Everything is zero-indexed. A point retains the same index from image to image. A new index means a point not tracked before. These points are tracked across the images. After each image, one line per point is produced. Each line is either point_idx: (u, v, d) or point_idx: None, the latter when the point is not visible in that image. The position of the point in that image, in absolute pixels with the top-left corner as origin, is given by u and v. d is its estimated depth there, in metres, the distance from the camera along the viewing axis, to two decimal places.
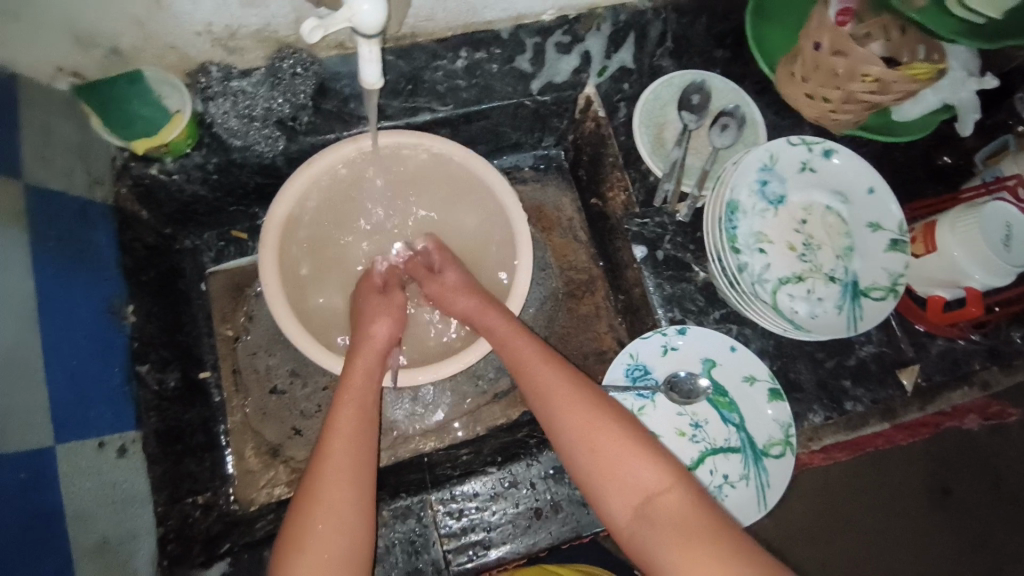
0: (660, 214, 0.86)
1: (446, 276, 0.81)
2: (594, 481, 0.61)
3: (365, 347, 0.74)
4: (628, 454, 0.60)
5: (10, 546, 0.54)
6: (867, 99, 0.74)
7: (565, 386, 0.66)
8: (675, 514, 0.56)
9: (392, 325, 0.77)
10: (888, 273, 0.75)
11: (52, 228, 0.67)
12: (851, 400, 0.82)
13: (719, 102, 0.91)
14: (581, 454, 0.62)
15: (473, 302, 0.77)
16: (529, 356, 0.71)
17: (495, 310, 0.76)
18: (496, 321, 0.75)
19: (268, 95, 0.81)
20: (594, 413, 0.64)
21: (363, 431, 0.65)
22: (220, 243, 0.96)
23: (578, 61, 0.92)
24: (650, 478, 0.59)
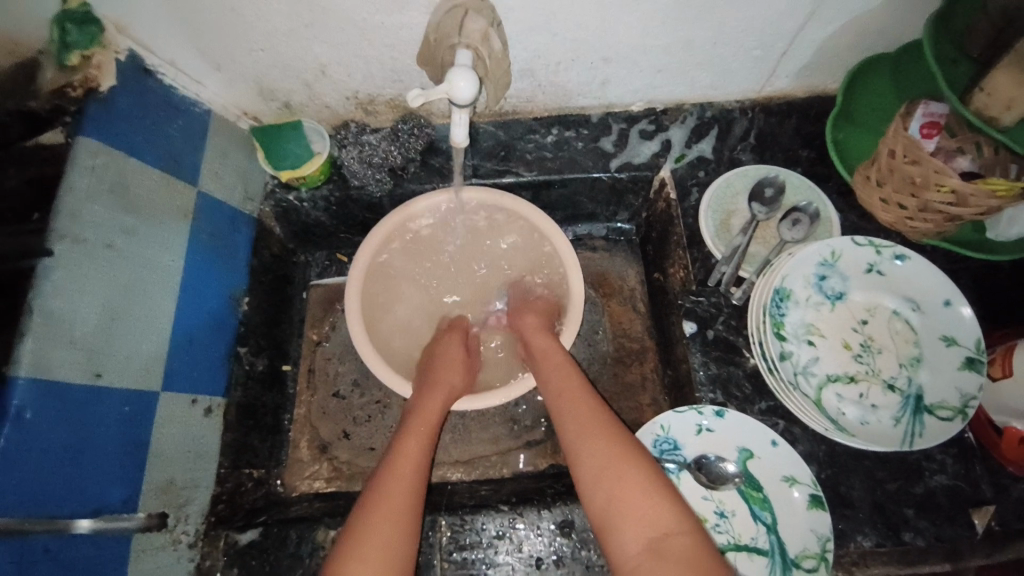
0: (716, 293, 0.86)
1: (525, 319, 0.89)
2: (609, 516, 0.65)
3: (441, 386, 0.84)
4: (642, 493, 0.65)
5: (110, 459, 0.67)
6: (944, 209, 0.73)
7: (593, 422, 0.73)
8: (684, 555, 0.60)
9: (463, 377, 0.87)
10: (960, 393, 0.69)
11: (209, 224, 0.87)
12: (910, 532, 0.72)
13: (792, 196, 0.93)
14: (605, 486, 0.67)
15: (531, 330, 0.88)
16: (573, 390, 0.78)
17: (554, 339, 0.86)
18: (549, 355, 0.84)
19: (387, 148, 0.99)
20: (618, 453, 0.69)
21: (427, 443, 0.78)
22: (326, 261, 1.13)
23: (658, 147, 1.01)
24: (664, 520, 0.63)
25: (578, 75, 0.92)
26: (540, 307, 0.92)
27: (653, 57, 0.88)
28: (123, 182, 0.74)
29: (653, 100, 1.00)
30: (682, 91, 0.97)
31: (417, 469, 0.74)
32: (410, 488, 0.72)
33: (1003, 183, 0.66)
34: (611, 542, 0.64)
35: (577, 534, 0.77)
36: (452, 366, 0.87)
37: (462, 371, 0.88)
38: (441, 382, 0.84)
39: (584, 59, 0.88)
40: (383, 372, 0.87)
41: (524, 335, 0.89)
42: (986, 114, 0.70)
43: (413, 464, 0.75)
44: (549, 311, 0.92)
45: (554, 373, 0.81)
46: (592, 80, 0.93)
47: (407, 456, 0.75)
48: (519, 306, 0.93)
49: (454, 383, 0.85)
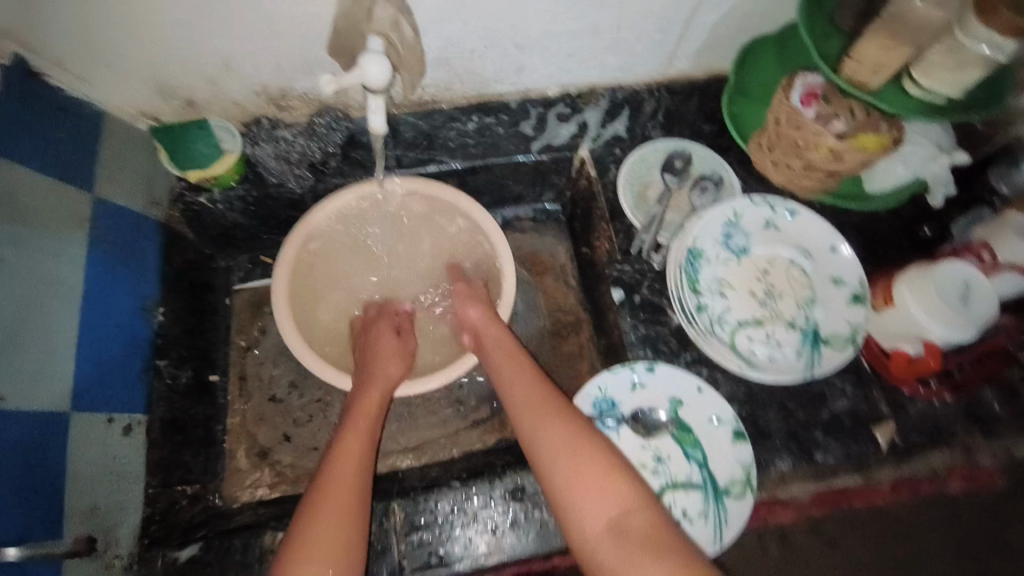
0: (638, 262, 0.93)
1: (470, 312, 0.89)
2: (571, 500, 0.66)
3: (377, 377, 0.83)
4: (601, 473, 0.66)
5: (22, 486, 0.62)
6: (824, 166, 0.83)
7: (547, 407, 0.74)
8: (646, 530, 0.61)
9: (399, 365, 0.86)
10: (849, 325, 0.78)
11: (113, 235, 0.82)
12: (821, 451, 0.81)
13: (698, 167, 1.00)
14: (564, 468, 0.68)
15: (481, 314, 0.88)
16: (521, 378, 0.80)
17: (502, 329, 0.87)
18: (495, 340, 0.86)
19: (305, 143, 0.97)
20: (572, 434, 0.70)
21: (370, 443, 0.77)
22: (249, 265, 1.09)
23: (576, 129, 1.06)
24: (624, 496, 0.64)
25: (493, 62, 0.94)
26: (482, 296, 0.91)
27: (563, 43, 0.93)
28: (11, 192, 0.68)
29: (568, 84, 1.04)
30: (593, 74, 1.02)
31: (362, 463, 0.74)
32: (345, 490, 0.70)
33: (873, 138, 0.78)
34: (575, 526, 0.65)
35: (528, 498, 0.79)
36: (386, 359, 0.86)
37: (399, 359, 0.87)
38: (376, 376, 0.84)
39: (498, 47, 0.91)
40: (318, 368, 0.86)
41: (473, 326, 0.89)
42: (857, 79, 0.78)
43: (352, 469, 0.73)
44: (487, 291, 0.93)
45: (504, 363, 0.83)
46: (508, 67, 0.96)
47: (345, 457, 0.74)
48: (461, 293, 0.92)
49: (389, 374, 0.84)
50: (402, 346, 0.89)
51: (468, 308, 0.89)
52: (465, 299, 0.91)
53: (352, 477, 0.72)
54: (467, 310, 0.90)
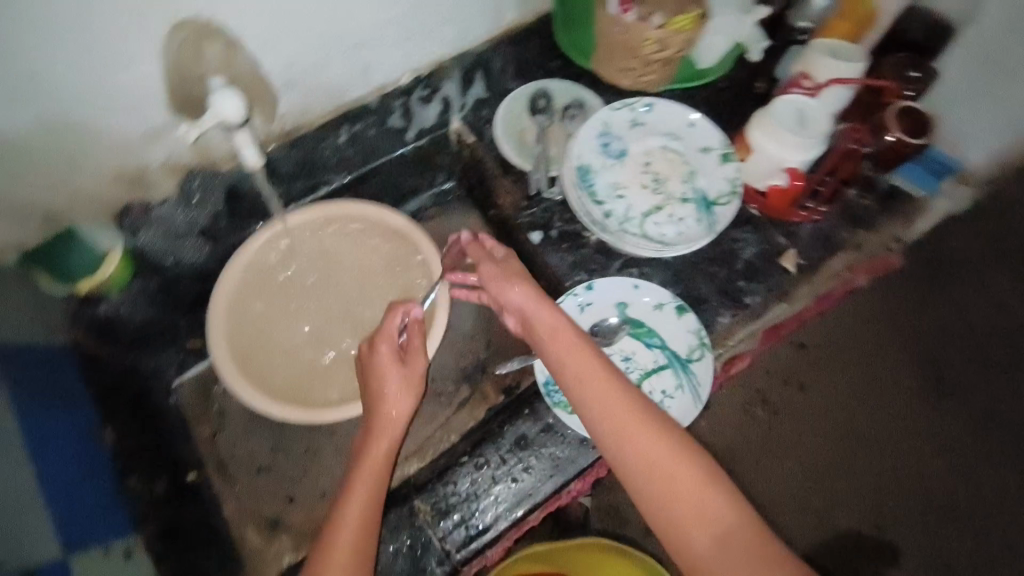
0: (542, 200, 1.00)
1: (515, 291, 0.78)
2: (670, 517, 0.61)
3: (384, 420, 0.76)
4: (699, 487, 0.61)
5: None
6: (657, 56, 0.92)
7: (626, 414, 0.66)
8: (753, 546, 0.58)
9: (405, 395, 0.77)
10: (728, 181, 0.89)
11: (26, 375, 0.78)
12: (748, 295, 0.92)
13: (561, 99, 1.07)
14: (658, 484, 0.62)
15: (530, 295, 0.77)
16: (589, 376, 0.70)
17: (556, 309, 0.76)
18: (548, 329, 0.75)
19: (185, 212, 0.94)
20: (660, 442, 0.64)
21: (377, 485, 0.72)
22: (180, 355, 1.05)
23: (440, 107, 1.09)
24: (724, 510, 0.60)
25: (339, 70, 0.95)
26: (513, 268, 0.81)
27: (393, 32, 0.95)
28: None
29: (417, 68, 1.04)
30: (436, 49, 1.03)
31: (364, 517, 0.69)
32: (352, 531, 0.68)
33: (685, 17, 0.87)
34: (676, 543, 0.60)
35: (532, 443, 0.85)
36: (390, 389, 0.77)
37: (403, 389, 0.78)
38: (379, 416, 0.76)
39: (336, 50, 0.91)
40: (281, 409, 0.87)
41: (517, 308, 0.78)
42: None
43: (363, 514, 0.69)
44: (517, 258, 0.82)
45: (565, 363, 0.72)
46: (354, 71, 0.97)
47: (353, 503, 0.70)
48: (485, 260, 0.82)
49: (396, 415, 0.76)
50: (407, 371, 0.79)
51: (512, 286, 0.78)
52: (501, 283, 0.79)
53: (361, 522, 0.69)
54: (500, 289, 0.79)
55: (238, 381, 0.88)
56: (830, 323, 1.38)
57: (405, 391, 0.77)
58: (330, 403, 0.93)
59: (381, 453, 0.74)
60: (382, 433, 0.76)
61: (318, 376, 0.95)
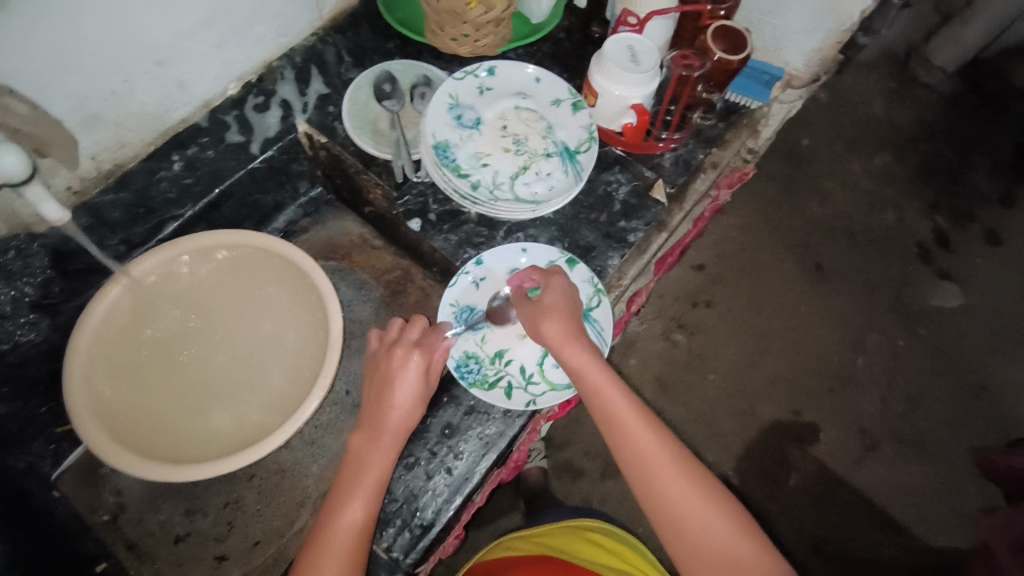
0: (413, 186, 0.96)
1: (547, 326, 0.75)
2: (685, 548, 0.65)
3: (388, 431, 0.73)
4: (716, 521, 0.65)
5: None
6: (484, 20, 0.90)
7: (658, 455, 0.68)
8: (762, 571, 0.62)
9: (415, 412, 0.74)
10: (584, 128, 0.90)
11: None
12: (632, 233, 0.94)
13: (406, 79, 1.03)
14: (678, 519, 0.65)
15: (560, 330, 0.75)
16: (620, 416, 0.70)
17: (584, 340, 0.75)
18: (582, 364, 0.73)
19: (7, 288, 0.81)
20: (681, 476, 0.67)
21: (375, 501, 0.70)
22: (52, 446, 0.90)
23: (281, 110, 1.01)
24: (735, 543, 0.64)
25: (149, 93, 0.86)
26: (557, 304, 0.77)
27: (201, 38, 0.87)
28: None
29: (242, 74, 0.99)
30: (258, 53, 0.99)
31: (358, 537, 0.68)
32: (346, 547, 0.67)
33: None
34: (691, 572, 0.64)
35: (459, 429, 0.83)
36: (405, 399, 0.73)
37: (417, 405, 0.74)
38: (387, 429, 0.73)
39: (138, 74, 0.82)
40: (159, 472, 0.72)
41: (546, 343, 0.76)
42: None
43: (355, 532, 0.68)
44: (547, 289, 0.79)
45: (591, 389, 0.72)
46: (167, 90, 0.88)
47: (350, 520, 0.68)
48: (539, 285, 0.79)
49: (397, 424, 0.73)
50: (429, 377, 0.76)
51: (544, 321, 0.76)
52: (539, 317, 0.76)
53: (354, 542, 0.68)
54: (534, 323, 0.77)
55: (97, 430, 0.73)
56: (716, 245, 1.50)
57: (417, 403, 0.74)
58: (216, 436, 0.83)
59: (381, 469, 0.71)
60: (384, 443, 0.72)
61: (199, 414, 0.85)
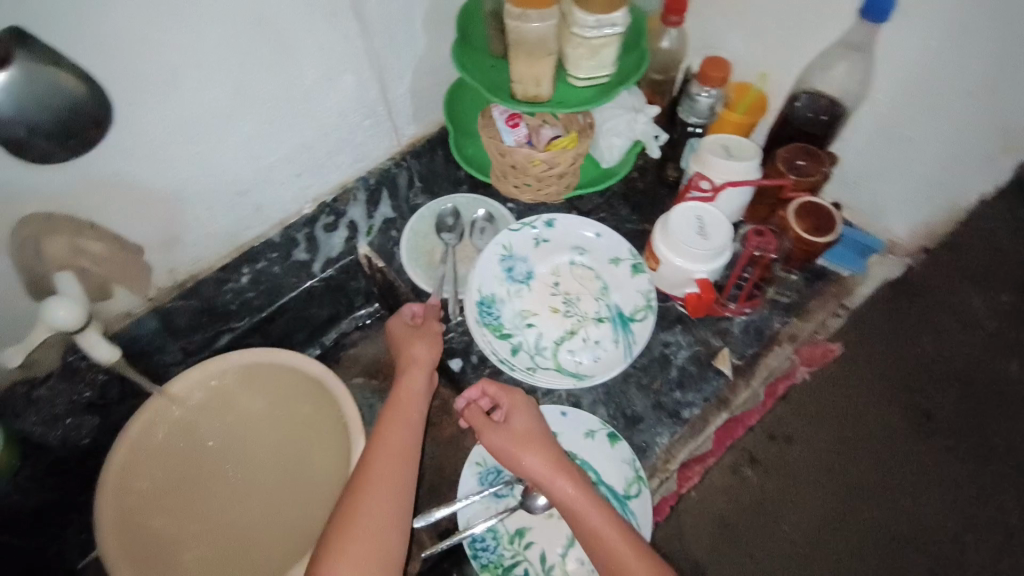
0: (456, 323, 0.94)
1: (528, 459, 0.72)
2: None
3: (402, 395, 0.80)
4: None
5: None
6: (548, 174, 0.91)
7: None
8: None
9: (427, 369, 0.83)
10: (641, 293, 0.84)
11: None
12: (687, 407, 0.84)
13: (468, 212, 1.04)
14: None
15: (544, 462, 0.71)
16: (611, 543, 0.67)
17: (570, 464, 0.72)
18: (564, 492, 0.70)
19: (71, 387, 0.86)
20: None
21: (411, 438, 0.75)
22: (84, 535, 0.97)
23: (347, 232, 1.06)
24: None
25: (228, 214, 0.91)
26: (534, 430, 0.74)
27: (281, 168, 0.92)
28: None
29: (318, 196, 1.03)
30: (335, 176, 1.02)
31: (406, 461, 0.73)
32: (396, 469, 0.72)
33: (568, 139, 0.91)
34: None
35: None
36: (413, 352, 0.84)
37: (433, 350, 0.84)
38: (405, 376, 0.82)
39: (220, 200, 0.88)
40: None
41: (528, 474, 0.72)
42: (531, 94, 0.86)
43: (397, 463, 0.72)
44: (516, 404, 0.76)
45: (575, 520, 0.69)
46: (245, 213, 0.93)
47: (388, 446, 0.73)
48: (507, 403, 0.76)
49: (417, 373, 0.82)
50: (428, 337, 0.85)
51: (525, 452, 0.72)
52: (523, 442, 0.73)
53: (400, 471, 0.72)
54: (512, 453, 0.73)
55: None
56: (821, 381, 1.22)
57: (422, 359, 0.83)
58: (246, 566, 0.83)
59: (417, 404, 0.79)
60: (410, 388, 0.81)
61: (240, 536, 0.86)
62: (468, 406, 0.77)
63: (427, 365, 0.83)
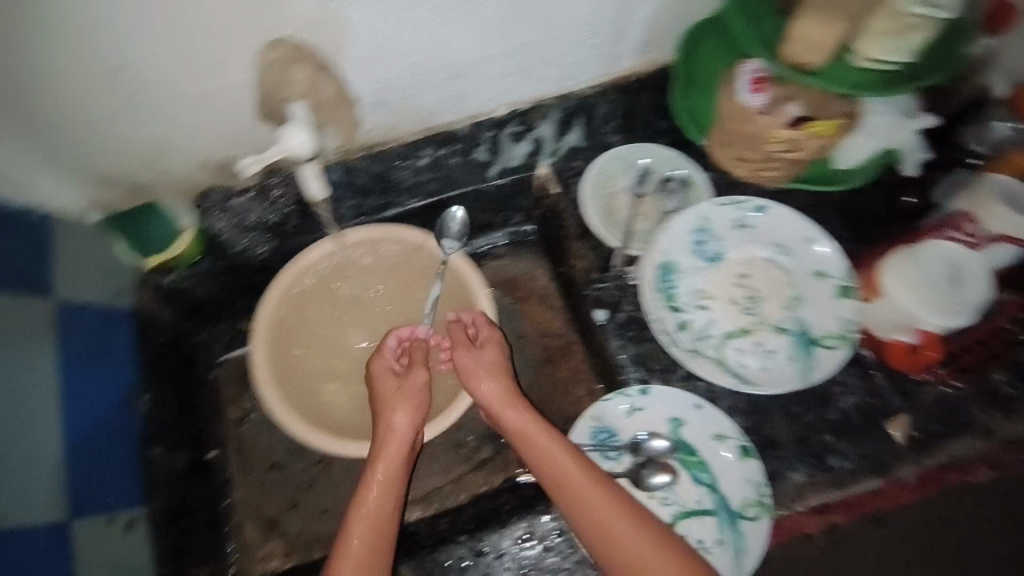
0: (616, 276, 0.90)
1: (485, 388, 0.85)
2: None
3: (387, 434, 0.83)
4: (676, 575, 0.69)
5: None
6: (784, 156, 0.81)
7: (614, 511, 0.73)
8: None
9: (410, 409, 0.85)
10: (839, 320, 0.74)
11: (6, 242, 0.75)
12: (835, 455, 0.80)
13: (661, 168, 0.95)
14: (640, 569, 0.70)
15: (496, 391, 0.85)
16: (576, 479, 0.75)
17: (524, 406, 0.84)
18: (523, 423, 0.82)
19: (261, 207, 0.94)
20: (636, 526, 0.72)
21: (388, 503, 0.80)
22: (232, 333, 1.06)
23: (530, 147, 1.00)
24: None
25: (434, 94, 0.89)
26: (494, 361, 0.87)
27: (497, 64, 0.87)
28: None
29: (516, 102, 0.96)
30: (537, 87, 0.94)
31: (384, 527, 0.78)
32: (375, 535, 0.77)
33: (825, 124, 0.76)
34: None
35: None
36: (394, 411, 0.84)
37: (400, 404, 0.85)
38: (383, 426, 0.84)
39: (433, 80, 0.87)
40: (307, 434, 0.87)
41: (490, 403, 0.85)
42: (800, 60, 0.73)
43: (380, 521, 0.78)
44: (495, 339, 0.89)
45: (537, 458, 0.79)
46: (446, 98, 0.91)
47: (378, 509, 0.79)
48: (484, 334, 0.89)
49: (397, 430, 0.83)
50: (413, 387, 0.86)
51: (483, 382, 0.86)
52: (478, 373, 0.86)
53: (382, 537, 0.77)
54: (481, 377, 0.86)
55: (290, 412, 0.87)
56: None
57: (406, 415, 0.84)
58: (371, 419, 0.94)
59: (400, 455, 0.82)
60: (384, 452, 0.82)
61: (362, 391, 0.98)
62: (458, 325, 0.91)
63: (411, 397, 0.85)
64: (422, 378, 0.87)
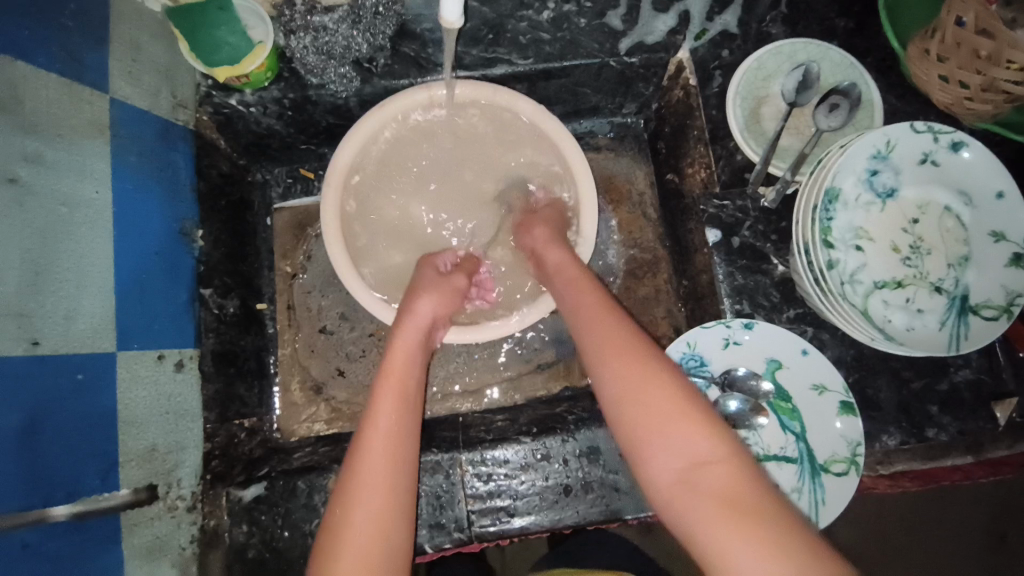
0: (742, 197, 0.79)
1: (535, 232, 0.77)
2: (635, 441, 0.56)
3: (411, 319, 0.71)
4: (679, 419, 0.54)
5: (56, 449, 0.56)
6: (1009, 89, 0.64)
7: (628, 347, 0.61)
8: (721, 488, 0.50)
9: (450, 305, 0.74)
10: (1006, 290, 0.66)
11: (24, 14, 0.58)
12: (933, 428, 0.74)
13: (831, 77, 0.80)
14: (632, 404, 0.57)
15: (544, 234, 0.77)
16: (597, 314, 0.65)
17: (566, 250, 0.74)
18: (565, 261, 0.73)
19: (348, 32, 0.79)
20: (645, 365, 0.59)
21: (408, 392, 0.64)
22: (288, 179, 0.97)
23: (674, 21, 0.84)
24: (701, 445, 0.52)
25: None
26: (549, 217, 0.80)
27: None
28: None
29: None
30: None
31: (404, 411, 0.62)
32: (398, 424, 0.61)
33: None
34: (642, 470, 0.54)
35: (603, 459, 0.76)
36: (421, 294, 0.73)
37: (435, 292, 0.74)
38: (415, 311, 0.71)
39: None
40: (359, 290, 0.77)
41: (534, 250, 0.77)
42: None
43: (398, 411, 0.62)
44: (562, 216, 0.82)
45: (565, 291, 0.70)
46: None
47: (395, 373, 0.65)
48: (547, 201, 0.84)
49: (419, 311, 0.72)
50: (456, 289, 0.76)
51: (533, 229, 0.78)
52: (529, 224, 0.79)
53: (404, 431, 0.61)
54: (523, 234, 0.79)
55: (338, 254, 0.76)
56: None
57: (434, 300, 0.73)
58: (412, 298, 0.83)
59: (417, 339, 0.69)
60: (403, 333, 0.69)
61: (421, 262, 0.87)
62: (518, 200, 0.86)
63: (450, 295, 0.75)
64: (463, 286, 0.77)
